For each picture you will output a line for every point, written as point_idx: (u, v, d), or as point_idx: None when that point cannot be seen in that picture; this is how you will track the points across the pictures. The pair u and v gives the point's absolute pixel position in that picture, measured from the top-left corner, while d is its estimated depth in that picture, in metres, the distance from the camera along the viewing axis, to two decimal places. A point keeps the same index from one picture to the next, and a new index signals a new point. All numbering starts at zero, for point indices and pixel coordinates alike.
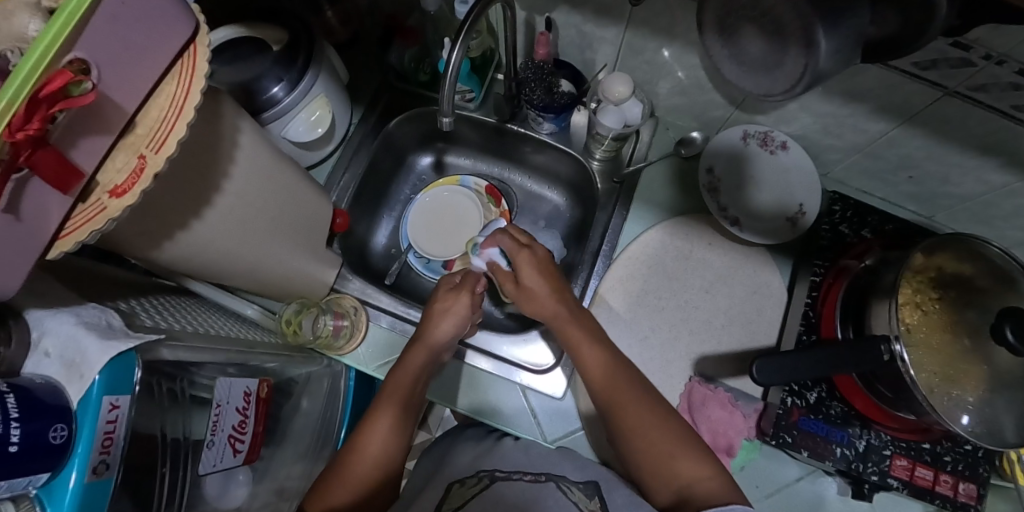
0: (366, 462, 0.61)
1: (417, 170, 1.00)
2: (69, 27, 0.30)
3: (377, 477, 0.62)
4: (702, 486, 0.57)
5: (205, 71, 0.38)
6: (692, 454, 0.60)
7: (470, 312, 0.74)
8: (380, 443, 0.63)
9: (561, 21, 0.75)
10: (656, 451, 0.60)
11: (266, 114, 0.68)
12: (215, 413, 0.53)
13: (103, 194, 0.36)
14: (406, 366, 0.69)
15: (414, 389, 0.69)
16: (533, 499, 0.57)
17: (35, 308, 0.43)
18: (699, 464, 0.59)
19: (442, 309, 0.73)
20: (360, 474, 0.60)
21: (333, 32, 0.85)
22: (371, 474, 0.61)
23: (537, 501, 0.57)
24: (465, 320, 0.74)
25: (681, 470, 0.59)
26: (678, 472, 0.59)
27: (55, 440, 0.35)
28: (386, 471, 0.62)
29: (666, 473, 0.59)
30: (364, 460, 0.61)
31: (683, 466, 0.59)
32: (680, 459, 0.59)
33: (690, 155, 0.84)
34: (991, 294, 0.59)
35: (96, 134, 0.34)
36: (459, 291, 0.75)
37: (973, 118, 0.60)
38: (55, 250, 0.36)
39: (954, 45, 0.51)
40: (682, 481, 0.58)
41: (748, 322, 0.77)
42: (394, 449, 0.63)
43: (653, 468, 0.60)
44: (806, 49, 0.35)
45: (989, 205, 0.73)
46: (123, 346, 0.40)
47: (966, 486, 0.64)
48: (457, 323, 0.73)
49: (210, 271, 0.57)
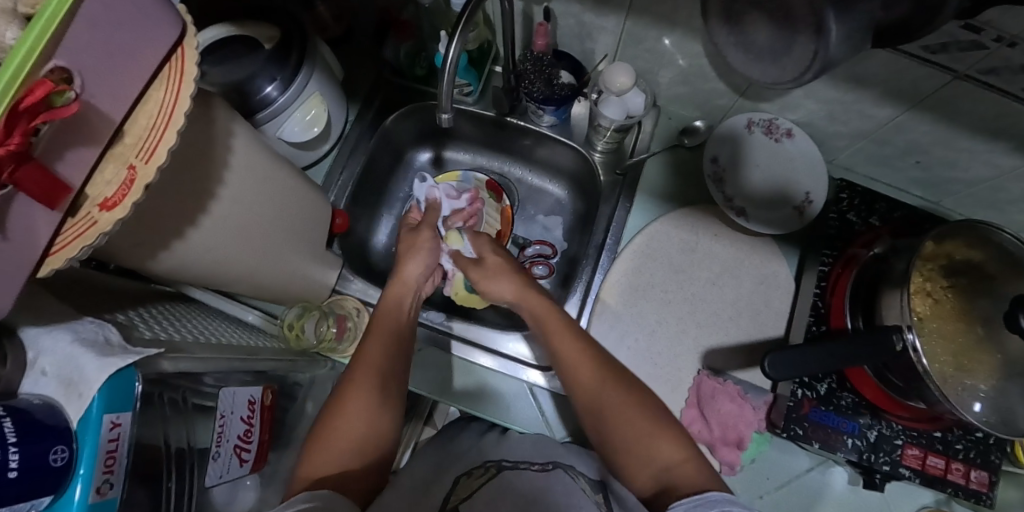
0: (370, 364, 0.62)
1: (416, 166, 0.98)
2: (47, 34, 0.28)
3: (382, 373, 0.61)
4: (680, 469, 0.54)
5: (193, 75, 0.37)
6: (669, 438, 0.57)
7: (432, 255, 0.80)
8: (380, 351, 0.64)
9: (560, 10, 0.73)
10: (633, 434, 0.57)
11: (259, 115, 0.66)
12: (219, 424, 0.52)
13: (93, 207, 0.35)
14: (387, 300, 0.73)
15: (403, 336, 0.68)
16: (543, 487, 0.55)
17: (30, 325, 0.42)
18: (678, 447, 0.56)
19: (412, 249, 0.79)
20: (352, 425, 0.56)
21: (325, 27, 0.83)
22: (377, 371, 0.61)
23: (549, 491, 0.55)
24: (431, 252, 0.80)
25: (659, 452, 0.56)
26: (654, 455, 0.56)
27: (56, 463, 0.34)
28: (389, 371, 0.63)
29: (644, 458, 0.56)
30: (366, 361, 0.62)
31: (661, 446, 0.56)
32: (658, 442, 0.56)
33: (693, 145, 0.83)
34: (1003, 280, 0.58)
35: (83, 146, 0.33)
36: (418, 230, 0.82)
37: (982, 102, 0.59)
38: (44, 268, 0.34)
39: (965, 28, 0.49)
40: (660, 464, 0.55)
41: (756, 314, 0.76)
42: (387, 403, 0.59)
43: (628, 445, 0.57)
44: (816, 35, 0.33)
45: (998, 189, 0.72)
46: (122, 363, 0.39)
47: (978, 473, 0.64)
48: (423, 260, 0.79)
49: (209, 279, 0.55)
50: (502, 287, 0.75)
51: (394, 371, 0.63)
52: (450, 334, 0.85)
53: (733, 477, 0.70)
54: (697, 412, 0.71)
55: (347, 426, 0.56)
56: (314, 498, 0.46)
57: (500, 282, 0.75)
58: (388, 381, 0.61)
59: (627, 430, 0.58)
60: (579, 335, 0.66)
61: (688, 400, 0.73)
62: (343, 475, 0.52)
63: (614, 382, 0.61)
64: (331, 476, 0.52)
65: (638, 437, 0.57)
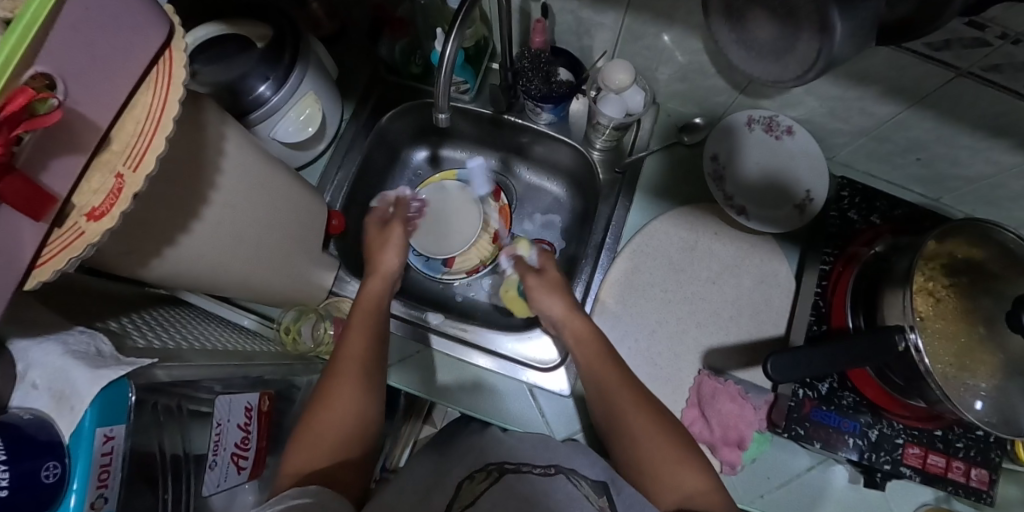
0: (351, 360, 0.62)
1: (412, 165, 0.97)
2: (22, 49, 0.27)
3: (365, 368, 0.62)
4: (704, 499, 0.56)
5: (182, 78, 0.36)
6: (691, 466, 0.59)
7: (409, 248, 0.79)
8: (363, 344, 0.64)
9: (557, 7, 0.72)
10: (659, 457, 0.59)
11: (253, 115, 0.65)
12: (217, 431, 0.51)
13: (80, 217, 0.33)
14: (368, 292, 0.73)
15: (382, 324, 0.68)
16: (544, 492, 0.55)
17: (20, 337, 0.41)
18: (700, 475, 0.58)
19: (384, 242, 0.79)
20: (336, 422, 0.56)
21: (319, 24, 0.81)
22: (359, 365, 0.62)
23: (548, 496, 0.54)
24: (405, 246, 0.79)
25: (684, 479, 0.58)
26: (680, 482, 0.58)
27: (48, 479, 0.33)
28: (370, 365, 0.63)
29: (667, 482, 0.58)
30: (348, 356, 0.62)
31: (686, 475, 0.58)
32: (682, 469, 0.59)
33: (693, 142, 0.82)
34: (1005, 279, 0.58)
35: (69, 154, 0.32)
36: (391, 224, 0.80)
37: (985, 99, 0.58)
38: (32, 280, 0.33)
39: (969, 25, 0.49)
40: (684, 491, 0.57)
41: (757, 313, 0.76)
42: (368, 398, 0.60)
43: (654, 469, 0.59)
44: (820, 34, 0.32)
45: (998, 186, 0.71)
46: (114, 374, 0.38)
47: (978, 471, 0.64)
48: (399, 251, 0.79)
49: (203, 284, 0.54)
50: (550, 303, 0.74)
51: (376, 364, 0.63)
52: (433, 330, 0.84)
53: (733, 476, 0.70)
54: (697, 412, 0.71)
55: (328, 420, 0.56)
56: (304, 493, 0.44)
57: (551, 296, 0.75)
58: (370, 375, 0.62)
59: (653, 453, 0.60)
60: (611, 356, 0.68)
61: (688, 400, 0.73)
62: (325, 471, 0.53)
63: (642, 406, 0.63)
64: (315, 471, 0.52)
65: (663, 462, 0.59)
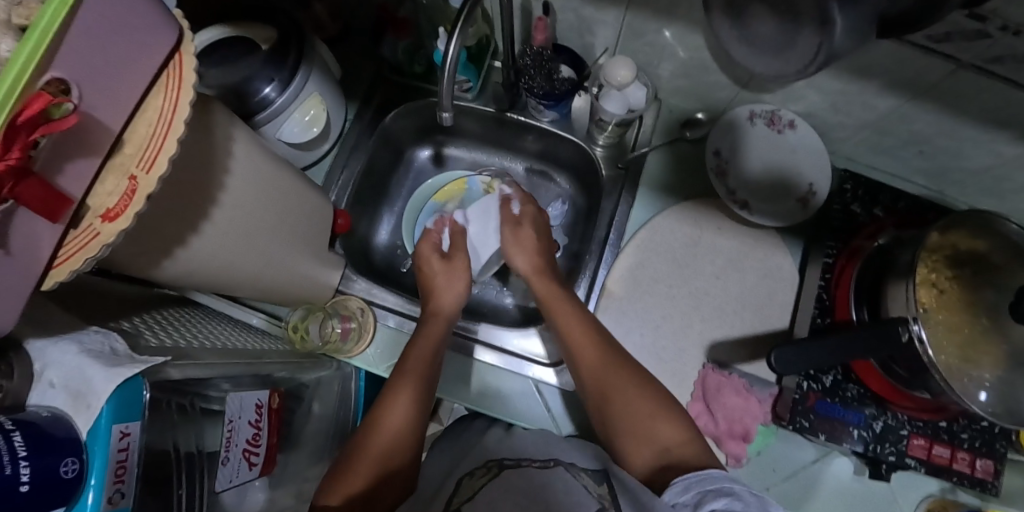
0: (404, 394, 0.61)
1: (417, 163, 0.98)
2: (44, 44, 0.28)
3: (417, 402, 0.62)
4: (679, 451, 0.56)
5: (192, 81, 0.37)
6: (668, 424, 0.58)
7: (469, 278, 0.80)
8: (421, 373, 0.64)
9: (559, 5, 0.72)
10: (637, 412, 0.60)
11: (259, 116, 0.66)
12: (228, 429, 0.51)
13: (95, 218, 0.34)
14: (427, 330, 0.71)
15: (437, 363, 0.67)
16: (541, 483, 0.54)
17: (35, 338, 0.41)
18: (678, 428, 0.58)
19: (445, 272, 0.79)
20: (374, 456, 0.56)
21: (322, 25, 0.82)
22: (411, 399, 0.61)
23: (548, 486, 0.53)
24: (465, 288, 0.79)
25: (659, 433, 0.58)
26: (656, 434, 0.58)
27: (67, 475, 0.34)
28: (424, 401, 0.62)
29: (644, 436, 0.59)
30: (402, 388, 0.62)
31: (662, 429, 0.58)
32: (658, 422, 0.59)
33: (695, 137, 0.83)
34: (1008, 270, 0.58)
35: (82, 157, 0.32)
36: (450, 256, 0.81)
37: (988, 91, 0.58)
38: (49, 280, 0.34)
39: (969, 17, 0.49)
40: (661, 444, 0.58)
41: (761, 307, 0.76)
42: (414, 428, 0.60)
43: (632, 428, 0.60)
44: (820, 29, 0.30)
45: (1002, 178, 0.71)
46: (129, 372, 0.39)
47: (982, 462, 0.65)
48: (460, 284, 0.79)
49: (212, 284, 0.55)
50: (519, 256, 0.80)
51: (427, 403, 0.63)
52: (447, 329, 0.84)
53: (739, 469, 0.70)
54: (703, 405, 0.71)
55: (371, 449, 0.57)
56: None
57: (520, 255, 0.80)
58: (420, 409, 0.61)
59: (631, 406, 0.61)
60: (581, 315, 0.70)
61: (693, 393, 0.73)
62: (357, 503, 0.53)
63: (622, 373, 0.63)
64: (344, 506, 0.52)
65: (642, 415, 0.60)
